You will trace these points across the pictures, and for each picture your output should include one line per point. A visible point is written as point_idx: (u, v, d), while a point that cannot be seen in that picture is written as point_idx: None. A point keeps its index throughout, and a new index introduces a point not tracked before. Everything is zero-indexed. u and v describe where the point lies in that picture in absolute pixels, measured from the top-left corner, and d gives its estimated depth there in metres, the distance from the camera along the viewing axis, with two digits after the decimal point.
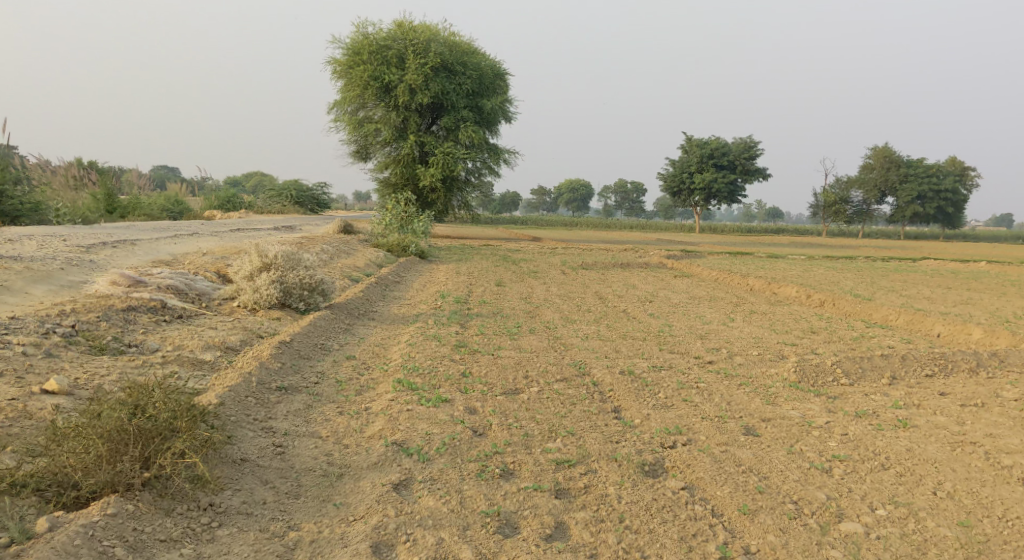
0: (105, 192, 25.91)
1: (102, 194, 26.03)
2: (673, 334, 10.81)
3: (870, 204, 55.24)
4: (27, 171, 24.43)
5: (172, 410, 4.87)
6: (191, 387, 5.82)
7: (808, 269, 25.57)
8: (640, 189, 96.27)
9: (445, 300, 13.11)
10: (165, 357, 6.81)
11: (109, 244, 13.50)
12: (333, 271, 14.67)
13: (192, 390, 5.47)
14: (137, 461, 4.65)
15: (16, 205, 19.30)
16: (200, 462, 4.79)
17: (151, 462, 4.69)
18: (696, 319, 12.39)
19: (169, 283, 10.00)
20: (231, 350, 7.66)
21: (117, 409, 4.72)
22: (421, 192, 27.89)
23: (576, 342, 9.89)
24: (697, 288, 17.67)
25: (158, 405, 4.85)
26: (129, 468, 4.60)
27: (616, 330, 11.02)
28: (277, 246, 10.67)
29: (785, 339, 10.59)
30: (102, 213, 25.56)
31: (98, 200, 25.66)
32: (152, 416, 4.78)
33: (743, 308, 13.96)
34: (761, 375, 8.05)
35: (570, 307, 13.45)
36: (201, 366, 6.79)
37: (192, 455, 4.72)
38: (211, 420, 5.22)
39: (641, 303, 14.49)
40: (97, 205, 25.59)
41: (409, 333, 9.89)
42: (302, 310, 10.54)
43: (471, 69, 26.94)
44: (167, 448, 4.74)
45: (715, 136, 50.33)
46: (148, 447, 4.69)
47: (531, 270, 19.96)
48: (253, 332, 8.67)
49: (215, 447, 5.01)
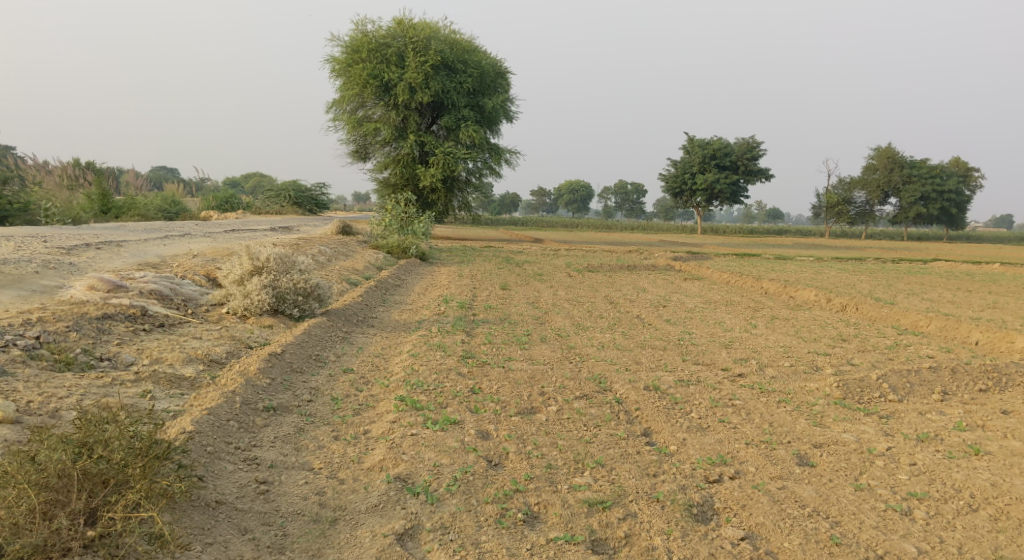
0: (99, 192, 25.29)
1: (96, 194, 25.39)
2: (695, 341, 10.08)
3: (873, 204, 54.17)
4: (18, 171, 23.75)
5: (127, 449, 4.16)
6: (161, 414, 5.07)
7: (819, 271, 24.80)
8: (641, 190, 95.54)
9: (449, 304, 12.39)
10: (139, 373, 6.06)
11: (94, 245, 12.79)
12: (330, 273, 13.92)
13: (157, 421, 4.74)
14: (81, 515, 3.94)
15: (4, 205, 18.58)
16: (159, 515, 4.06)
17: (99, 517, 3.98)
18: (716, 325, 11.67)
19: (151, 288, 9.26)
20: (216, 363, 6.93)
21: (61, 449, 4.02)
22: (421, 193, 27.14)
23: (593, 351, 9.16)
24: (710, 291, 16.96)
25: (111, 443, 4.14)
26: (70, 527, 3.89)
27: (633, 337, 10.30)
28: (270, 248, 9.94)
29: (815, 348, 9.83)
30: (96, 214, 24.92)
31: (92, 201, 25.02)
32: (103, 457, 4.07)
33: (763, 314, 13.21)
34: (801, 390, 7.32)
35: (581, 312, 12.69)
36: (180, 384, 6.02)
37: (148, 505, 3.99)
38: (179, 458, 4.49)
39: (655, 307, 13.75)
40: (91, 205, 24.96)
41: (411, 342, 9.17)
42: (297, 317, 9.79)
43: (471, 68, 26.24)
44: (120, 499, 4.01)
45: (717, 137, 49.63)
46: (95, 498, 3.98)
47: (536, 273, 19.21)
48: (241, 342, 7.93)
49: (181, 492, 4.29)
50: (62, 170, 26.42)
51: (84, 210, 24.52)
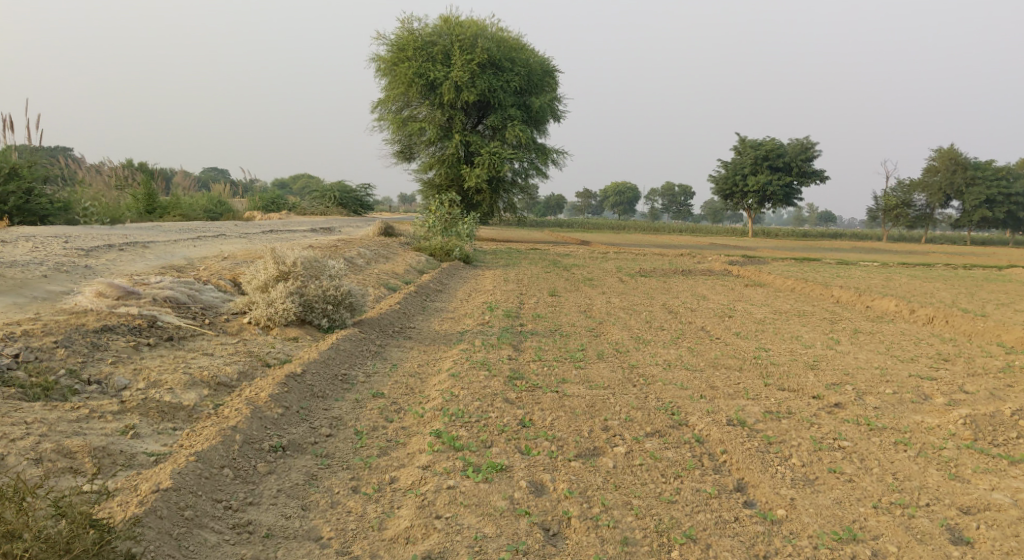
0: (145, 192, 24.88)
1: (142, 194, 24.97)
2: (774, 360, 8.84)
3: (933, 207, 51.44)
4: (64, 171, 23.41)
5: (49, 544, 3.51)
6: (133, 463, 4.23)
7: (888, 279, 23.13)
8: (689, 193, 93.51)
9: (494, 313, 11.33)
10: (125, 403, 5.08)
11: (117, 247, 11.97)
12: (366, 278, 12.96)
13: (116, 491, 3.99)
14: None
15: (45, 203, 16.87)
16: None
17: None
18: (794, 341, 10.38)
19: (167, 294, 8.36)
20: (225, 386, 5.93)
21: None
22: (466, 194, 26.20)
23: (659, 372, 8.00)
24: (777, 299, 15.63)
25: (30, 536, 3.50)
26: None
27: (703, 355, 9.08)
28: (297, 251, 8.99)
29: (916, 370, 8.54)
30: (140, 214, 24.48)
31: (138, 200, 24.60)
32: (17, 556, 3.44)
33: (843, 328, 11.90)
34: (919, 428, 6.08)
35: (640, 323, 11.52)
36: (172, 415, 5.03)
37: None
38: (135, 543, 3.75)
39: (719, 318, 12.50)
40: (137, 205, 24.55)
41: (451, 358, 8.13)
42: (326, 328, 8.83)
43: (519, 66, 25.20)
44: None
45: (770, 137, 47.78)
46: None
47: (586, 277, 18.10)
48: (257, 359, 6.94)
49: None
50: (112, 172, 26.09)
51: (129, 211, 23.91)
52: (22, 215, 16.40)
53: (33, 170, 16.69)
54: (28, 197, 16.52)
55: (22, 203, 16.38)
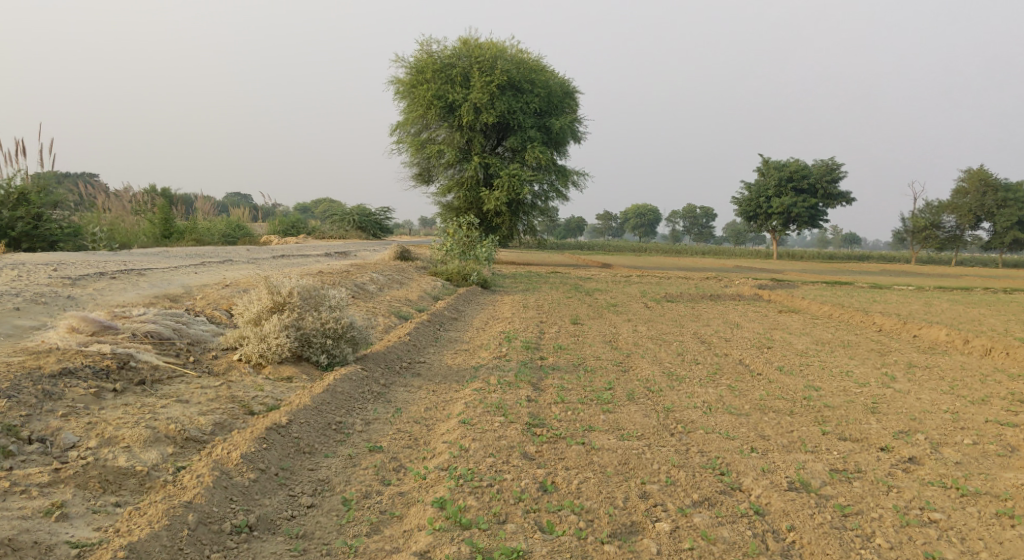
0: (162, 216, 24.27)
1: (159, 218, 24.36)
2: (828, 403, 7.85)
3: (964, 229, 49.89)
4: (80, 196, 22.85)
5: None
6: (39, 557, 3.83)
7: (929, 304, 21.93)
8: (711, 215, 92.17)
9: (512, 345, 10.41)
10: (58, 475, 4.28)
11: (110, 274, 11.20)
12: (375, 306, 12.09)
13: None
14: None
15: (55, 229, 15.74)
16: None
17: None
18: (845, 378, 9.35)
19: (149, 329, 7.54)
20: (194, 442, 5.05)
21: None
22: (485, 217, 25.41)
23: (699, 418, 7.03)
24: (816, 328, 14.57)
25: None
26: None
27: (747, 396, 8.09)
28: (295, 278, 8.14)
29: (993, 415, 7.52)
30: (157, 238, 23.87)
31: (154, 225, 23.98)
32: None
33: (895, 361, 10.87)
34: (1019, 494, 5.10)
35: (670, 355, 10.57)
36: (113, 486, 4.37)
37: None
38: None
39: (758, 350, 11.48)
40: (153, 229, 23.94)
41: (463, 400, 7.24)
42: (325, 365, 7.96)
43: (540, 87, 24.43)
44: None
45: (795, 159, 46.63)
46: None
47: (610, 304, 17.17)
48: (240, 406, 6.05)
49: None
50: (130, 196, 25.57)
51: (144, 236, 23.27)
52: (31, 241, 15.30)
53: (44, 194, 15.66)
54: (37, 223, 15.42)
55: (31, 229, 15.28)
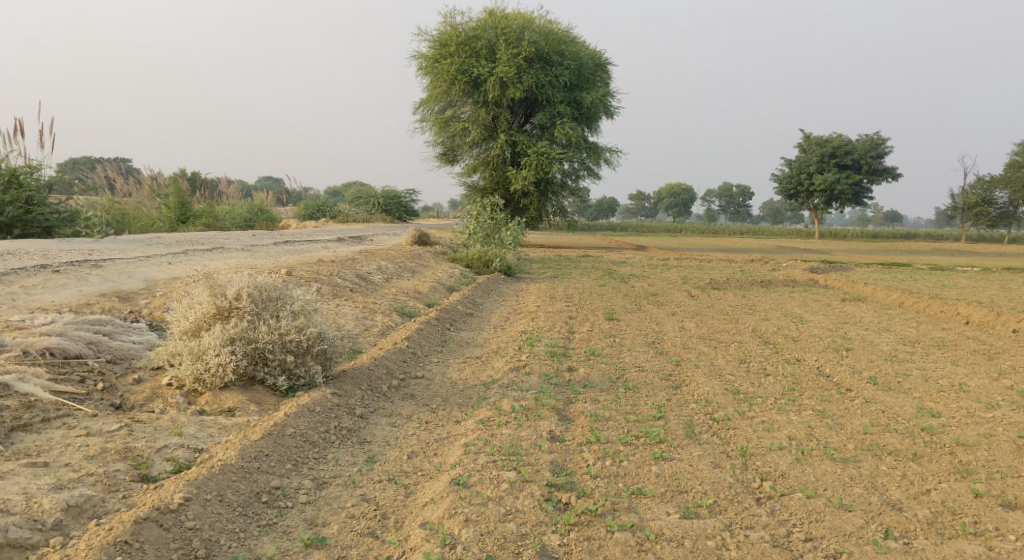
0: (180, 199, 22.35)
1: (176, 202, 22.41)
2: (963, 439, 5.75)
3: (1018, 205, 46.56)
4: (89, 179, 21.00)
5: None
6: None
7: (1006, 289, 19.41)
8: (747, 193, 88.86)
9: (534, 349, 8.41)
10: None
11: (56, 267, 9.32)
12: (374, 302, 10.16)
13: None
14: None
15: (51, 215, 13.71)
16: None
17: None
18: (962, 397, 7.20)
19: (47, 343, 5.65)
20: (11, 550, 3.53)
21: None
22: (512, 198, 23.37)
23: (791, 469, 4.97)
24: (894, 323, 12.34)
25: None
26: None
27: (846, 429, 5.99)
28: (246, 276, 6.24)
29: None
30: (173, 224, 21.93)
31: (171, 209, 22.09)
32: None
33: (1011, 369, 8.70)
34: None
35: (730, 362, 8.53)
36: None
37: None
38: None
39: (836, 353, 9.35)
40: (170, 213, 22.01)
41: (462, 442, 5.24)
42: (285, 390, 6.05)
43: (570, 59, 22.25)
44: None
45: (838, 133, 43.67)
46: None
47: (649, 292, 15.10)
48: (128, 467, 4.18)
49: None
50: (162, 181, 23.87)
51: (159, 222, 21.38)
52: (24, 227, 13.26)
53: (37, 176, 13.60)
54: (30, 207, 13.39)
55: (24, 213, 13.24)
